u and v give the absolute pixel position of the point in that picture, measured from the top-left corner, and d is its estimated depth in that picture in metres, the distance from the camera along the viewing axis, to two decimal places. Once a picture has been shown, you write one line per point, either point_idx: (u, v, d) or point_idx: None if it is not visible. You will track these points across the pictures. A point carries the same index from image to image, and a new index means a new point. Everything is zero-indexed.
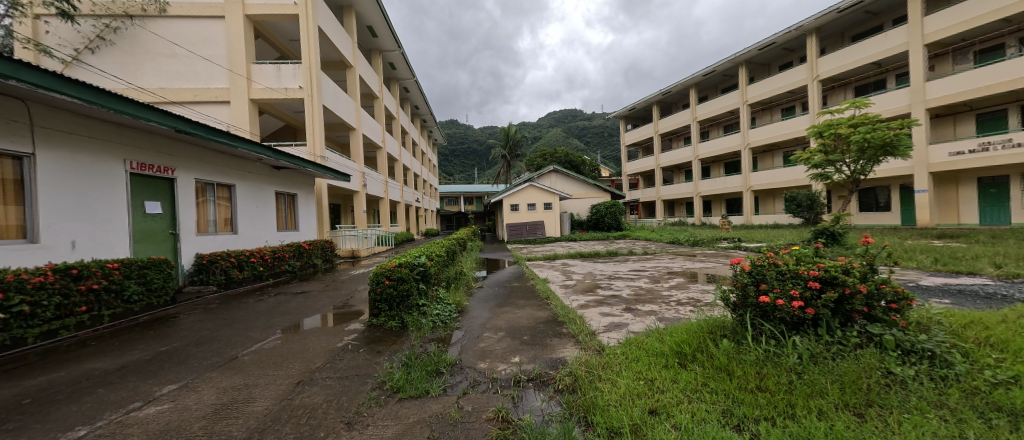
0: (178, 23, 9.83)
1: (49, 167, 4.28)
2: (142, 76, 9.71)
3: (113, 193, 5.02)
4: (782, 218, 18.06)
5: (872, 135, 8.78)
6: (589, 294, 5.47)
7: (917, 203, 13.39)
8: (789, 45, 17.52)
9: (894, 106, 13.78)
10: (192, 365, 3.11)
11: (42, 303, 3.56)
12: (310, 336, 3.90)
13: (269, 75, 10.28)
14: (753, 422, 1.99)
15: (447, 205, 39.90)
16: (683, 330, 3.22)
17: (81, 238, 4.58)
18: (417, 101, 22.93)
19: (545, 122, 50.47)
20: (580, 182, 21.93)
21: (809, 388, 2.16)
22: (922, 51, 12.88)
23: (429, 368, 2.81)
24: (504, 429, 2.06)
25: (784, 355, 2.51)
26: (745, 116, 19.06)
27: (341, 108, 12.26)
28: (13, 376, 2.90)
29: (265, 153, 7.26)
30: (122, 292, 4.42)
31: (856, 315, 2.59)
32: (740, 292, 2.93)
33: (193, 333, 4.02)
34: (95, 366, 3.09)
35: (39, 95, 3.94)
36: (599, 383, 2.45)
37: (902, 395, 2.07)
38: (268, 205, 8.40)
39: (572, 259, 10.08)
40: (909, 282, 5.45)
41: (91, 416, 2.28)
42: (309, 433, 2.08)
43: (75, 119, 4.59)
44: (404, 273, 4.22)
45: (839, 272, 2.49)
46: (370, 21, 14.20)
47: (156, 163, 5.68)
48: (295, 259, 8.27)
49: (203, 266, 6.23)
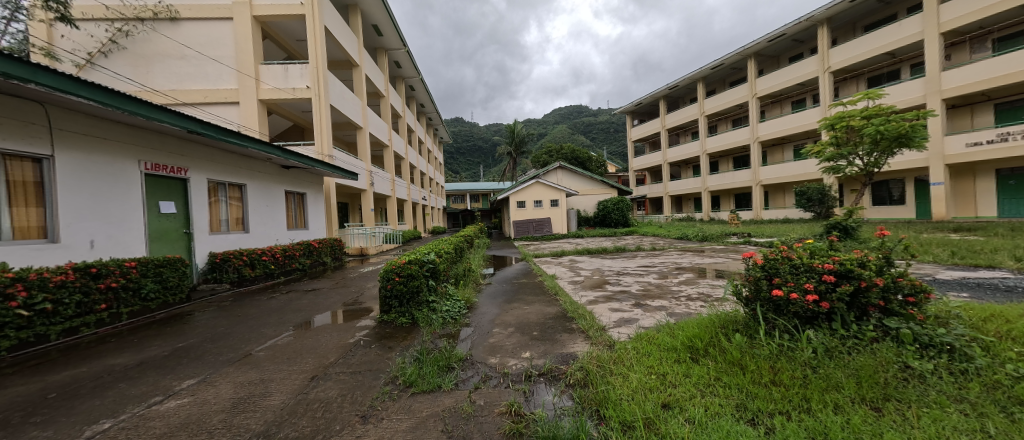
0: (188, 25, 9.95)
1: (66, 167, 4.38)
2: (153, 78, 9.86)
3: (128, 193, 5.12)
4: (793, 213, 17.80)
5: (886, 127, 8.59)
6: (598, 290, 5.49)
7: (933, 196, 13.10)
8: (798, 36, 17.18)
9: (908, 97, 13.49)
10: (209, 361, 3.18)
11: (63, 301, 3.66)
12: (321, 333, 3.94)
13: (276, 75, 10.36)
14: (768, 416, 1.98)
15: (453, 203, 40.05)
16: (694, 325, 3.21)
17: (99, 237, 4.69)
18: (422, 99, 22.94)
19: (551, 119, 50.30)
20: (586, 178, 21.79)
21: (824, 382, 2.14)
22: (938, 40, 12.57)
23: (440, 363, 2.83)
24: (516, 422, 2.07)
25: (798, 349, 2.48)
26: (753, 110, 18.79)
27: (347, 107, 12.32)
28: (37, 371, 2.99)
29: (276, 154, 7.37)
30: (140, 290, 4.54)
31: (872, 309, 2.55)
32: (752, 286, 2.90)
33: (208, 329, 4.10)
34: (116, 362, 3.17)
35: (55, 98, 4.03)
36: (611, 377, 2.45)
37: (921, 389, 2.05)
38: (278, 204, 8.49)
39: (580, 255, 10.10)
40: (925, 277, 5.33)
41: (114, 410, 2.34)
42: (325, 427, 2.11)
43: (91, 120, 4.68)
44: (413, 270, 4.26)
45: (854, 265, 2.45)
46: (374, 19, 14.23)
47: (169, 163, 5.78)
48: (305, 257, 8.38)
49: (216, 265, 6.32)
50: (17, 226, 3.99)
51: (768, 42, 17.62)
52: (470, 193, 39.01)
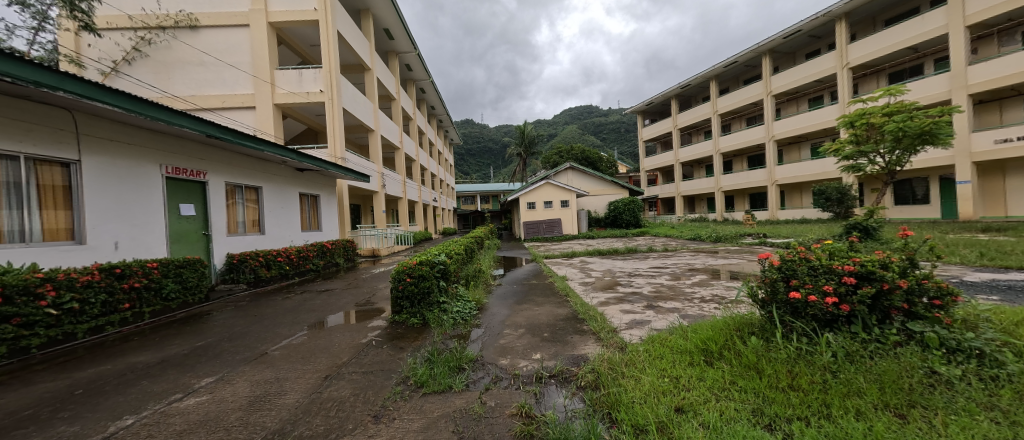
0: (206, 32, 10.25)
1: (92, 172, 4.54)
2: (173, 84, 10.21)
3: (150, 196, 5.29)
4: (810, 213, 17.35)
5: (908, 125, 8.28)
6: (609, 291, 5.43)
7: (959, 195, 12.63)
8: (816, 32, 16.76)
9: (931, 93, 13.03)
10: (226, 359, 3.26)
11: (89, 300, 3.80)
12: (334, 333, 4.01)
13: (291, 80, 10.61)
14: (785, 421, 1.93)
15: (463, 204, 40.26)
16: (708, 327, 3.15)
17: (123, 239, 4.86)
18: (432, 101, 23.15)
19: (561, 119, 50.15)
20: (596, 179, 21.66)
21: (845, 387, 2.08)
22: (964, 33, 12.13)
23: (451, 364, 2.84)
24: (527, 424, 2.06)
25: (817, 353, 2.41)
26: (768, 108, 18.41)
27: (359, 110, 12.51)
28: (65, 368, 3.11)
29: (290, 156, 7.51)
30: (161, 290, 4.68)
31: (895, 312, 2.46)
32: (768, 288, 2.83)
33: (225, 329, 4.20)
34: (138, 360, 3.28)
35: (82, 105, 4.20)
36: (622, 379, 2.43)
37: (948, 396, 1.97)
38: (293, 206, 8.67)
39: (591, 256, 10.02)
40: (953, 278, 5.13)
41: (137, 406, 2.42)
42: (339, 425, 2.14)
43: (115, 126, 4.87)
44: (425, 271, 4.30)
45: (876, 267, 2.37)
46: (386, 23, 14.43)
47: (189, 167, 5.95)
48: (319, 258, 8.53)
49: (234, 266, 6.50)
50: (47, 228, 4.17)
51: (784, 38, 17.22)
52: (480, 194, 39.15)
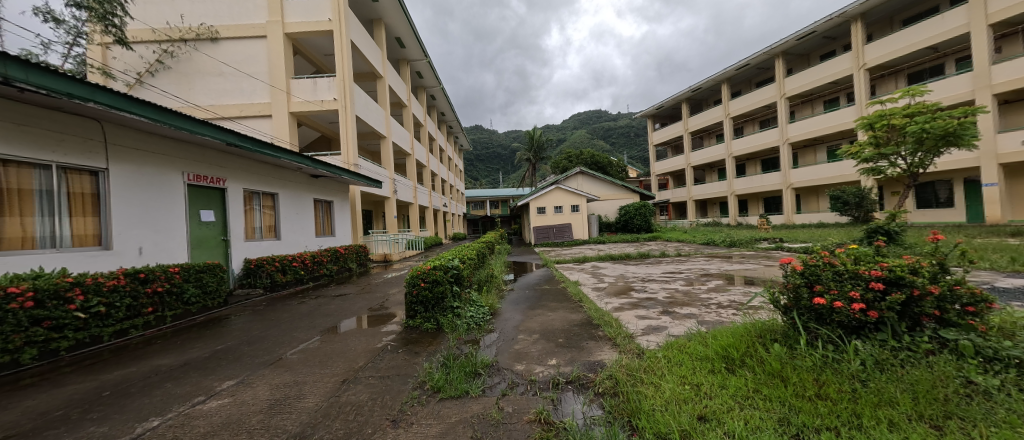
0: (226, 44, 10.57)
1: (117, 179, 4.68)
2: (194, 94, 10.54)
3: (172, 203, 5.44)
4: (828, 217, 16.96)
5: (932, 125, 8.04)
6: (623, 297, 5.35)
7: (986, 198, 12.25)
8: (830, 33, 16.53)
9: (954, 93, 12.70)
10: (247, 363, 3.32)
11: (115, 304, 3.91)
12: (349, 337, 4.06)
13: (306, 88, 10.86)
14: (814, 431, 1.87)
15: (473, 209, 40.42)
16: (727, 334, 3.10)
17: (146, 244, 5.00)
18: (442, 107, 23.43)
19: (569, 124, 50.12)
20: (606, 183, 21.54)
21: (877, 397, 2.01)
22: (986, 32, 11.87)
23: (468, 369, 2.84)
24: (547, 431, 2.04)
25: (845, 361, 2.35)
26: (782, 110, 18.12)
27: (371, 116, 12.71)
28: (94, 370, 3.20)
29: (305, 164, 7.67)
30: (182, 294, 4.79)
31: (925, 319, 2.39)
32: (791, 294, 2.78)
33: (243, 333, 4.27)
34: (161, 363, 3.35)
35: (111, 115, 4.37)
36: (642, 386, 2.40)
37: (987, 407, 1.88)
38: (307, 212, 8.83)
39: (603, 262, 9.93)
40: (984, 284, 4.94)
41: (161, 408, 2.46)
42: (357, 429, 2.15)
43: (141, 135, 5.03)
44: (439, 275, 4.30)
45: (906, 272, 2.28)
46: (398, 32, 14.71)
47: (209, 174, 6.12)
48: (332, 263, 8.66)
49: (251, 270, 6.62)
50: (76, 234, 4.31)
51: (797, 40, 17.03)
52: (489, 200, 39.27)
